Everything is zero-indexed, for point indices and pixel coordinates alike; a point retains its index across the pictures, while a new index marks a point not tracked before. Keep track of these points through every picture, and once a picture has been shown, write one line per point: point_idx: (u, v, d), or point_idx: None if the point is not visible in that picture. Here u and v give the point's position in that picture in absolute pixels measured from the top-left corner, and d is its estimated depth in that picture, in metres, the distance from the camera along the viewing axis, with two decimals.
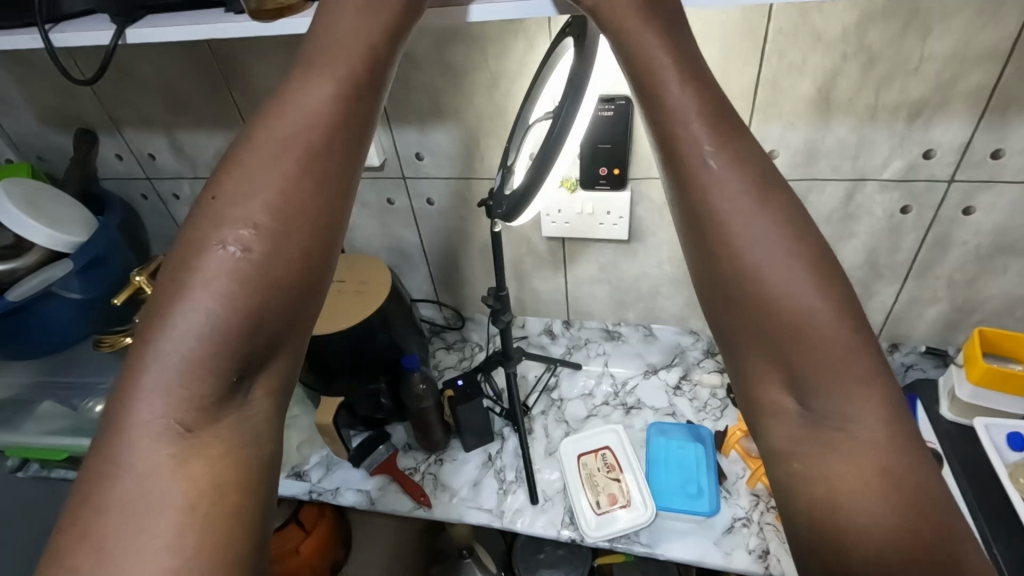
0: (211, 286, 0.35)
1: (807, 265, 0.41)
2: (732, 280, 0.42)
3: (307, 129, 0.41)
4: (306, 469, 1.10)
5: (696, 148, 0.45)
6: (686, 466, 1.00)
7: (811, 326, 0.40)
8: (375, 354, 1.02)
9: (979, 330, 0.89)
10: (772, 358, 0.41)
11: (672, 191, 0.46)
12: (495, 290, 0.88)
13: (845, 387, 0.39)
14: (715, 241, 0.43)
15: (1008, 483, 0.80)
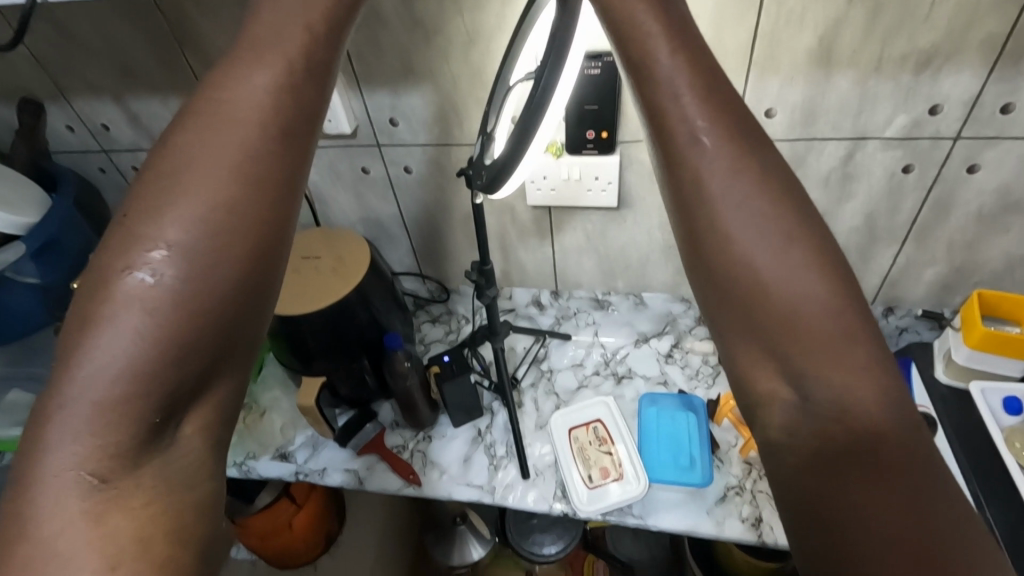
0: (125, 325, 0.36)
1: (803, 248, 0.39)
2: (728, 269, 0.40)
3: (228, 147, 0.41)
4: (291, 451, 1.07)
5: (686, 124, 0.42)
6: (678, 436, 0.98)
7: (806, 314, 0.38)
8: (356, 333, 0.99)
9: (978, 292, 0.86)
10: (767, 348, 0.39)
11: (664, 175, 0.44)
12: (479, 264, 0.84)
13: (853, 384, 0.36)
14: (708, 228, 0.41)
15: (1003, 449, 0.79)
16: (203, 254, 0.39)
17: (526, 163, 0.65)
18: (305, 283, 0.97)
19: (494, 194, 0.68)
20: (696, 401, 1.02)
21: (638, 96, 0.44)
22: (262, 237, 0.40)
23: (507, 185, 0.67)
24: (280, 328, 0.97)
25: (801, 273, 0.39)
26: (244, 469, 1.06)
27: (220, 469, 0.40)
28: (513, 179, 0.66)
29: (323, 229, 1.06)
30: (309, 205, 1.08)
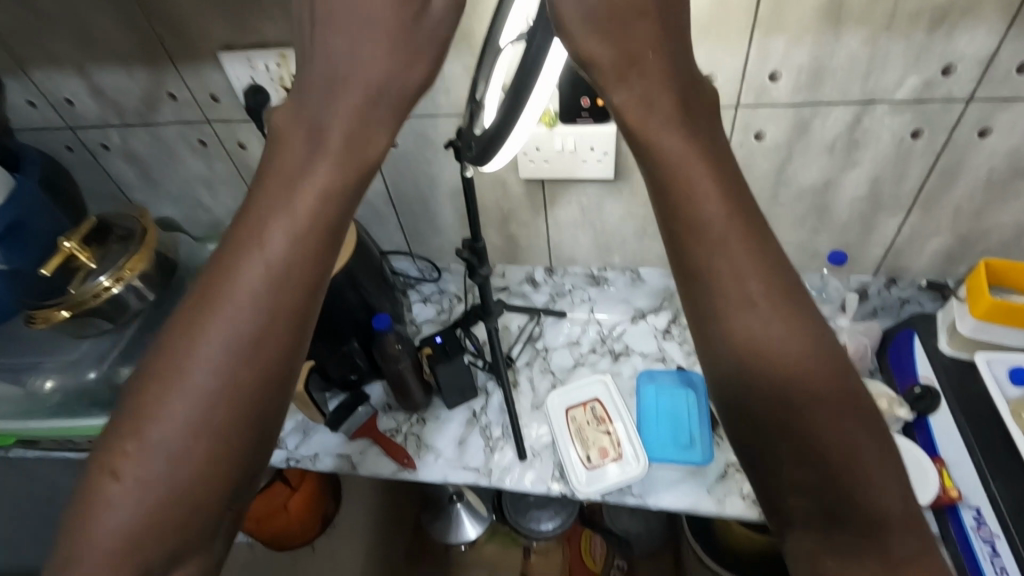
0: (126, 500, 0.41)
1: (818, 353, 0.43)
2: (768, 381, 0.42)
3: (216, 341, 0.43)
4: (281, 437, 1.04)
5: (714, 231, 0.44)
6: (678, 414, 0.96)
7: (834, 428, 0.41)
8: (344, 315, 0.96)
9: (985, 261, 0.84)
10: (802, 462, 0.41)
11: (686, 282, 0.45)
12: (471, 241, 0.80)
13: (853, 470, 0.40)
14: (744, 340, 0.43)
15: (1009, 420, 0.78)
16: (199, 439, 0.42)
17: (520, 132, 0.61)
18: None
19: (485, 167, 0.64)
20: (695, 379, 1.01)
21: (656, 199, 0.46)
22: (251, 414, 0.43)
23: (500, 157, 0.63)
24: None
25: (824, 373, 0.42)
26: None
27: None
28: (508, 148, 0.63)
29: (306, 207, 1.01)
30: None
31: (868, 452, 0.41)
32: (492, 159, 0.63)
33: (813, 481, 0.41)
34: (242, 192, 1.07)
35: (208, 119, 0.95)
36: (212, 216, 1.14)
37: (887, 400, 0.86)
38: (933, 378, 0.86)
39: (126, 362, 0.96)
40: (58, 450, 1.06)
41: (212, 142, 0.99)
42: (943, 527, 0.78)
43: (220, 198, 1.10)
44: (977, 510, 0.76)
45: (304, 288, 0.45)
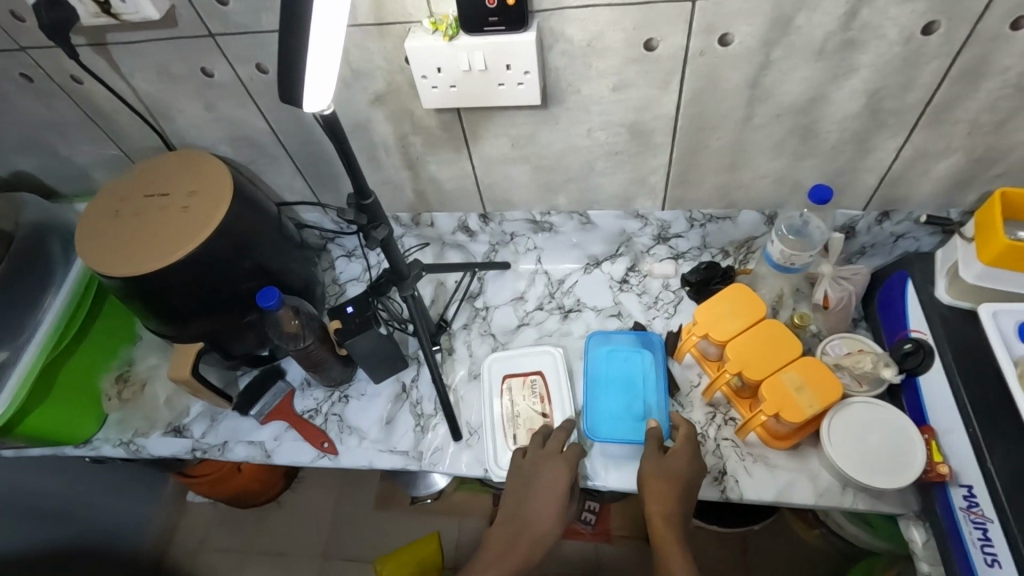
0: None
1: (679, 505, 0.71)
2: (661, 504, 0.71)
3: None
4: (186, 424, 0.91)
5: (663, 493, 0.71)
6: (631, 382, 0.83)
7: (672, 509, 0.71)
8: (229, 287, 0.79)
9: (1001, 191, 0.67)
10: (666, 518, 0.70)
11: (663, 516, 0.71)
12: (357, 196, 0.63)
13: (670, 517, 0.71)
14: (659, 502, 0.71)
15: (1015, 385, 0.63)
16: None
17: (336, 28, 0.42)
18: (150, 230, 0.75)
19: (304, 102, 0.43)
20: (649, 342, 0.86)
21: (644, 466, 0.73)
22: None
23: (314, 83, 0.42)
24: (128, 291, 0.76)
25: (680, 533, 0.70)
26: (131, 449, 0.90)
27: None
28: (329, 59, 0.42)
29: (176, 152, 0.81)
30: (151, 121, 0.82)
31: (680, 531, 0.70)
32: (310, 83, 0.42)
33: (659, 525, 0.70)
34: (98, 137, 0.87)
35: (22, 47, 0.73)
36: (76, 168, 0.94)
37: (871, 358, 0.76)
38: (927, 334, 0.74)
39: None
40: None
41: (39, 77, 0.77)
42: (936, 504, 0.69)
43: (76, 146, 0.89)
44: (968, 489, 0.65)
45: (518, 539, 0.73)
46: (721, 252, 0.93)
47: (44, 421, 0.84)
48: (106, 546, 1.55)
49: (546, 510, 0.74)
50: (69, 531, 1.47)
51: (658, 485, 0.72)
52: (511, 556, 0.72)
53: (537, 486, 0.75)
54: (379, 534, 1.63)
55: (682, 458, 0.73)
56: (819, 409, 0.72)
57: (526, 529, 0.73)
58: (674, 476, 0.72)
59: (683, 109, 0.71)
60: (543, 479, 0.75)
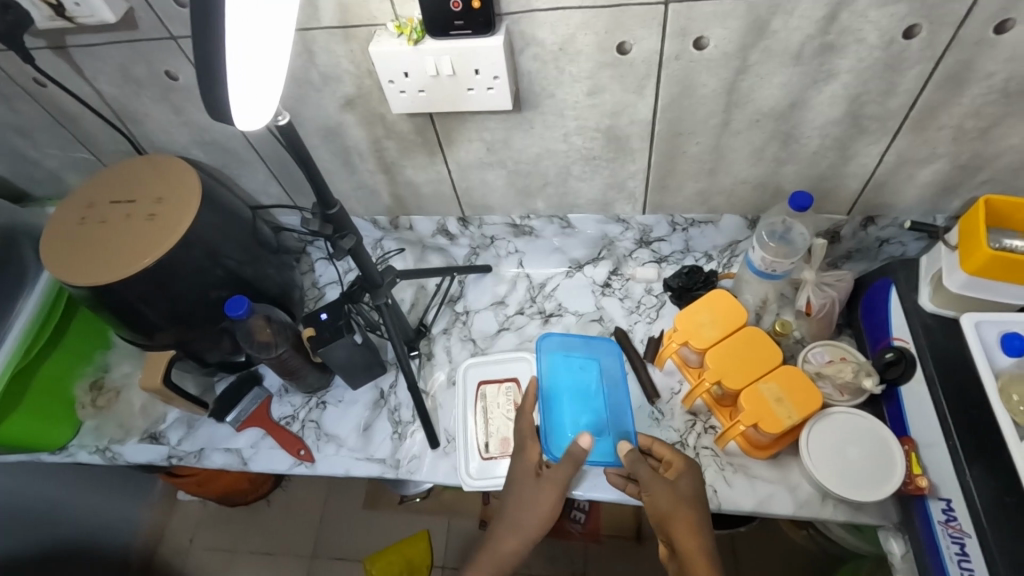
0: None
1: (692, 517, 0.67)
2: (674, 518, 0.67)
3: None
4: (162, 431, 0.90)
5: (676, 510, 0.67)
6: (587, 396, 0.83)
7: (686, 522, 0.66)
8: (199, 295, 0.78)
9: (985, 198, 0.65)
10: (681, 533, 0.66)
11: (678, 530, 0.66)
12: (322, 205, 0.61)
13: (686, 532, 0.66)
14: (672, 517, 0.67)
15: (995, 397, 0.61)
16: None
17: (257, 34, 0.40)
18: (115, 236, 0.73)
19: (236, 121, 0.41)
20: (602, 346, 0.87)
21: (654, 479, 0.69)
22: None
23: (239, 91, 0.40)
24: (94, 300, 0.75)
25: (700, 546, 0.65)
26: (107, 456, 0.89)
27: None
28: (259, 80, 0.41)
29: (144, 155, 0.80)
30: (119, 124, 0.80)
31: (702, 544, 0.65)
32: (242, 113, 0.41)
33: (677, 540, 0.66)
34: (67, 140, 0.85)
35: None
36: (46, 171, 0.92)
37: (852, 368, 0.74)
38: (909, 343, 0.72)
39: None
40: None
41: (3, 79, 0.75)
42: (914, 518, 0.68)
43: (45, 149, 0.88)
44: (947, 503, 0.64)
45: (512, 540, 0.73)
46: (705, 256, 0.91)
47: (16, 431, 0.83)
48: (95, 546, 1.54)
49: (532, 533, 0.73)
50: (59, 532, 1.46)
51: (678, 514, 0.67)
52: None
53: (524, 504, 0.73)
54: (367, 533, 1.64)
55: (687, 478, 0.69)
56: (797, 420, 0.71)
57: (515, 529, 0.73)
58: (684, 493, 0.68)
59: (660, 114, 0.69)
60: (529, 496, 0.73)
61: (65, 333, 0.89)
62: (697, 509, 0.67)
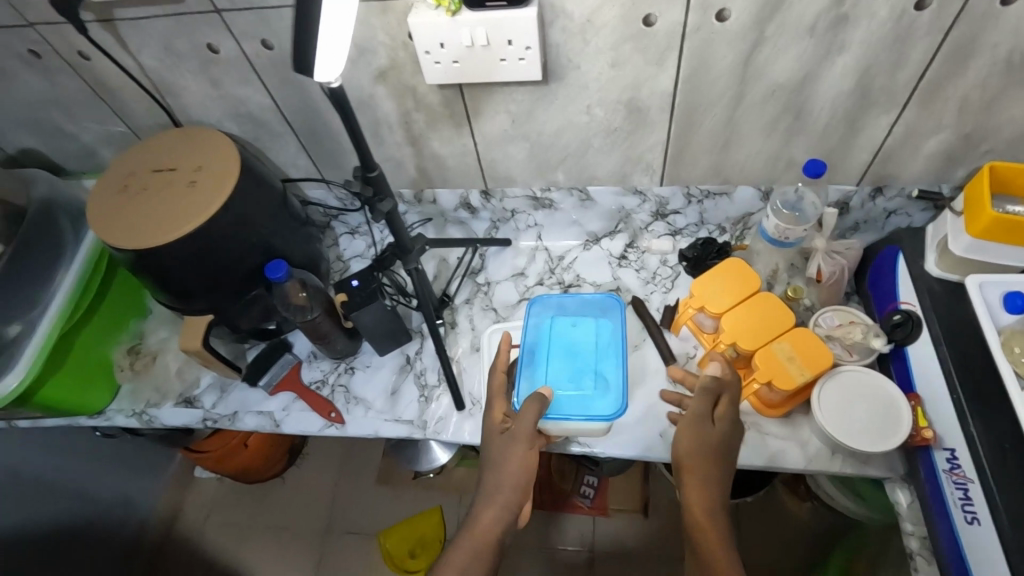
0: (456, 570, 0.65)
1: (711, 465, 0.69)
2: (696, 467, 0.69)
3: (484, 537, 0.68)
4: (196, 395, 0.94)
5: (694, 460, 0.69)
6: (581, 353, 0.81)
7: (702, 471, 0.69)
8: (237, 260, 0.82)
9: (990, 165, 0.69)
10: (702, 481, 0.69)
11: (697, 479, 0.69)
12: (363, 169, 0.64)
13: (703, 479, 0.69)
14: (689, 466, 0.69)
15: (999, 351, 0.65)
16: None
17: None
18: (157, 203, 0.77)
19: (315, 71, 0.45)
20: (603, 304, 0.85)
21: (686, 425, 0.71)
22: None
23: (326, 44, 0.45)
24: (137, 265, 0.78)
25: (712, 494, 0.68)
26: (144, 419, 0.93)
27: None
28: (338, 36, 0.45)
29: (180, 128, 0.83)
30: (157, 97, 0.83)
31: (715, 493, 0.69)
32: (322, 65, 0.45)
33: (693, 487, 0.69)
34: (104, 113, 0.88)
35: (30, 22, 0.74)
36: (80, 144, 0.95)
37: (860, 329, 0.78)
38: (916, 306, 0.76)
39: (10, 320, 0.83)
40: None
41: (47, 53, 0.78)
42: (920, 468, 0.72)
43: (82, 124, 0.91)
44: (952, 453, 0.68)
45: (505, 499, 0.70)
46: (718, 229, 0.95)
47: (61, 393, 0.86)
48: (116, 520, 1.58)
49: (512, 504, 0.70)
50: (81, 504, 1.50)
51: (694, 462, 0.69)
52: (485, 555, 0.67)
53: (504, 467, 0.71)
54: (380, 509, 1.68)
55: (727, 424, 0.72)
56: (809, 377, 0.75)
57: (502, 491, 0.70)
58: (708, 440, 0.70)
59: (680, 86, 0.72)
60: (509, 456, 0.71)
61: (102, 301, 0.92)
62: (716, 459, 0.70)
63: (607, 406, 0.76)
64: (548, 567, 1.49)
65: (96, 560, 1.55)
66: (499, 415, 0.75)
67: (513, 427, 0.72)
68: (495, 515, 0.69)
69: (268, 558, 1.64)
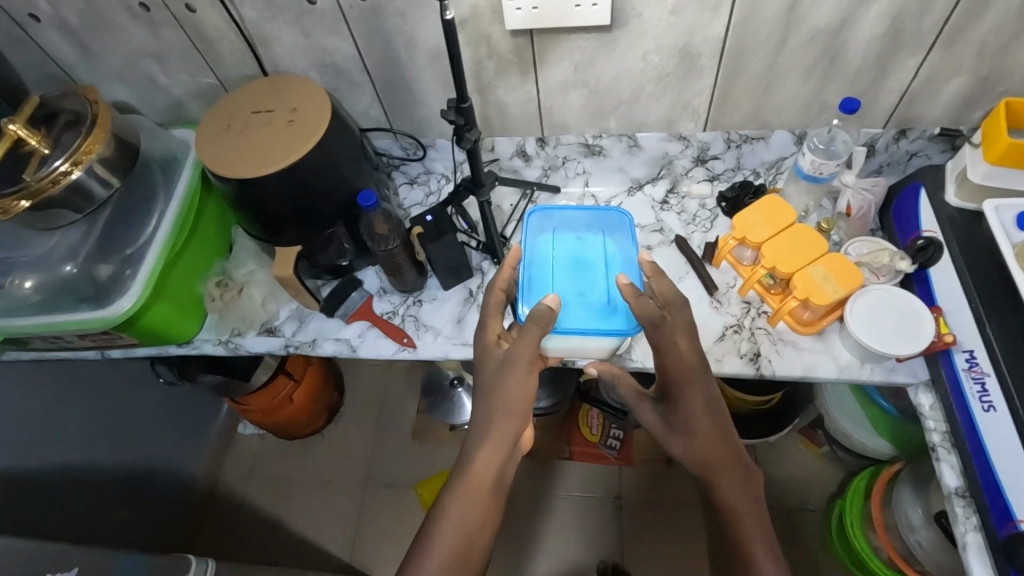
0: (461, 506, 0.70)
1: (715, 426, 0.72)
2: (696, 429, 0.72)
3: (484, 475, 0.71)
4: (277, 325, 1.03)
5: (695, 420, 0.72)
6: (590, 266, 0.84)
7: (701, 433, 0.71)
8: (327, 196, 0.91)
9: (1006, 101, 0.78)
10: (708, 446, 0.71)
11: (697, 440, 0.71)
12: (456, 101, 0.73)
13: (698, 442, 0.71)
14: (688, 427, 0.72)
15: (1014, 261, 0.74)
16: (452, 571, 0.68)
17: None
18: (260, 140, 0.85)
19: None
20: (613, 217, 0.89)
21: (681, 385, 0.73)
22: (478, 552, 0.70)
23: None
24: (240, 197, 0.87)
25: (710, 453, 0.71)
26: (231, 346, 1.02)
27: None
28: None
29: (272, 77, 0.91)
30: (251, 48, 0.92)
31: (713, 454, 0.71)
32: None
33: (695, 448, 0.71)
34: (197, 65, 0.97)
35: None
36: (170, 96, 1.04)
37: (887, 254, 0.87)
38: (938, 232, 0.85)
39: (102, 260, 0.93)
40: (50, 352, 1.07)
41: (156, 6, 0.87)
42: (942, 370, 0.81)
43: (175, 75, 0.99)
44: (970, 353, 0.77)
45: (505, 435, 0.71)
46: (753, 173, 1.03)
47: (158, 318, 0.95)
48: (170, 472, 1.64)
49: (509, 441, 0.71)
50: (140, 454, 1.55)
51: (696, 423, 0.72)
52: (481, 501, 0.70)
53: (505, 396, 0.71)
54: (418, 461, 1.76)
55: (700, 402, 0.72)
56: (842, 293, 0.84)
57: (501, 426, 0.71)
58: (700, 397, 0.72)
59: (730, 32, 0.81)
60: (509, 384, 0.71)
61: (192, 239, 1.01)
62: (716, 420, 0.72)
63: (621, 321, 0.80)
64: (580, 511, 1.58)
65: (154, 509, 1.59)
66: (493, 334, 0.77)
67: (511, 350, 0.71)
68: (487, 455, 0.71)
69: (313, 508, 1.71)
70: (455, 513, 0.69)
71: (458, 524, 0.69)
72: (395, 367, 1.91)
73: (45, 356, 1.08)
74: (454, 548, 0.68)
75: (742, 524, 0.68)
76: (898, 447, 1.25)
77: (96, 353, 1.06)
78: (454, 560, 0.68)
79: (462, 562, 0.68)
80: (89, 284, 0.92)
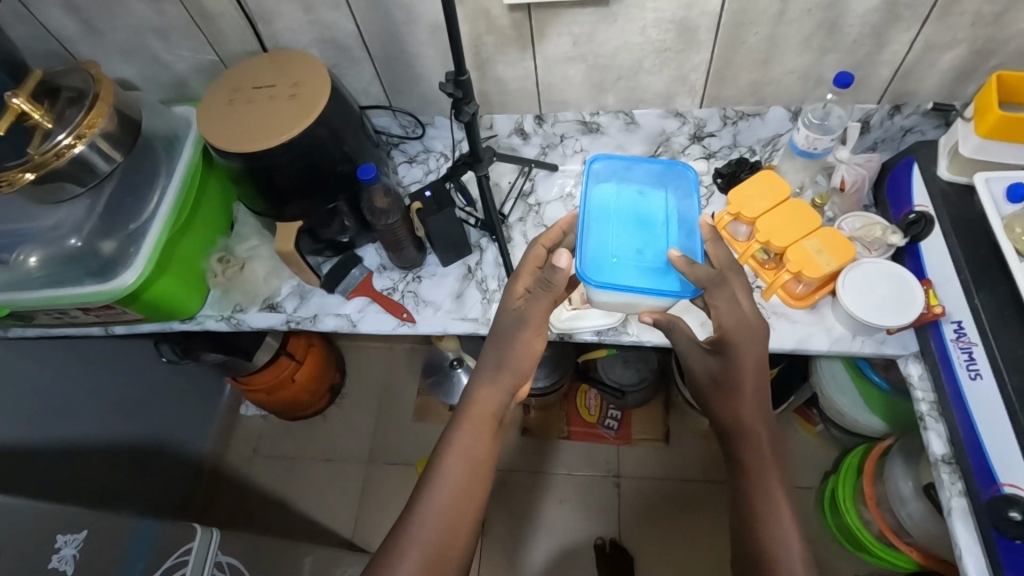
0: (469, 432, 0.71)
1: (757, 386, 0.73)
2: (737, 391, 0.73)
3: (491, 403, 0.73)
4: (279, 301, 1.04)
5: (734, 388, 0.74)
6: (652, 224, 0.84)
7: (743, 390, 0.73)
8: (329, 169, 0.92)
9: (998, 75, 0.79)
10: (749, 403, 0.73)
11: (736, 399, 0.73)
12: (454, 74, 0.74)
13: (735, 406, 0.73)
14: (728, 386, 0.74)
15: (1000, 232, 0.76)
16: (459, 493, 0.68)
17: None
18: (263, 113, 0.87)
19: None
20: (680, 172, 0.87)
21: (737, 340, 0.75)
22: (483, 480, 0.70)
23: None
24: (242, 170, 0.88)
25: (742, 415, 0.73)
26: (233, 322, 1.04)
27: (460, 515, 0.67)
28: None
29: (272, 52, 0.93)
30: (252, 24, 0.93)
31: (749, 419, 0.72)
32: None
33: (733, 407, 0.73)
34: (199, 42, 0.98)
35: None
36: (173, 73, 1.05)
37: (880, 228, 0.89)
38: (929, 207, 0.86)
39: (107, 237, 0.94)
40: (54, 327, 1.07)
41: None
42: (930, 342, 0.83)
43: (177, 52, 1.00)
44: (958, 324, 0.79)
45: (511, 375, 0.75)
46: (750, 150, 1.03)
47: (166, 288, 0.97)
48: (176, 451, 1.65)
49: (510, 387, 0.74)
50: (148, 431, 1.56)
51: (746, 376, 0.73)
52: (484, 438, 0.72)
53: (516, 352, 0.75)
54: (420, 440, 1.78)
55: (752, 361, 0.74)
56: (835, 266, 0.85)
57: (507, 373, 0.74)
58: (755, 352, 0.74)
59: (728, 4, 0.82)
60: (518, 343, 0.75)
61: (195, 215, 1.03)
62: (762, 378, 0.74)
63: (673, 284, 0.80)
64: (581, 488, 1.60)
65: (163, 487, 1.60)
66: (519, 292, 0.79)
67: (522, 311, 0.75)
68: (490, 391, 0.74)
69: (318, 486, 1.74)
70: (457, 446, 0.70)
71: (465, 451, 0.70)
72: (396, 349, 1.92)
73: (51, 332, 1.09)
74: (459, 481, 0.69)
75: (775, 488, 0.69)
76: (891, 423, 1.26)
77: (99, 330, 1.07)
78: (459, 495, 0.68)
79: (467, 491, 0.68)
80: (94, 261, 0.93)
